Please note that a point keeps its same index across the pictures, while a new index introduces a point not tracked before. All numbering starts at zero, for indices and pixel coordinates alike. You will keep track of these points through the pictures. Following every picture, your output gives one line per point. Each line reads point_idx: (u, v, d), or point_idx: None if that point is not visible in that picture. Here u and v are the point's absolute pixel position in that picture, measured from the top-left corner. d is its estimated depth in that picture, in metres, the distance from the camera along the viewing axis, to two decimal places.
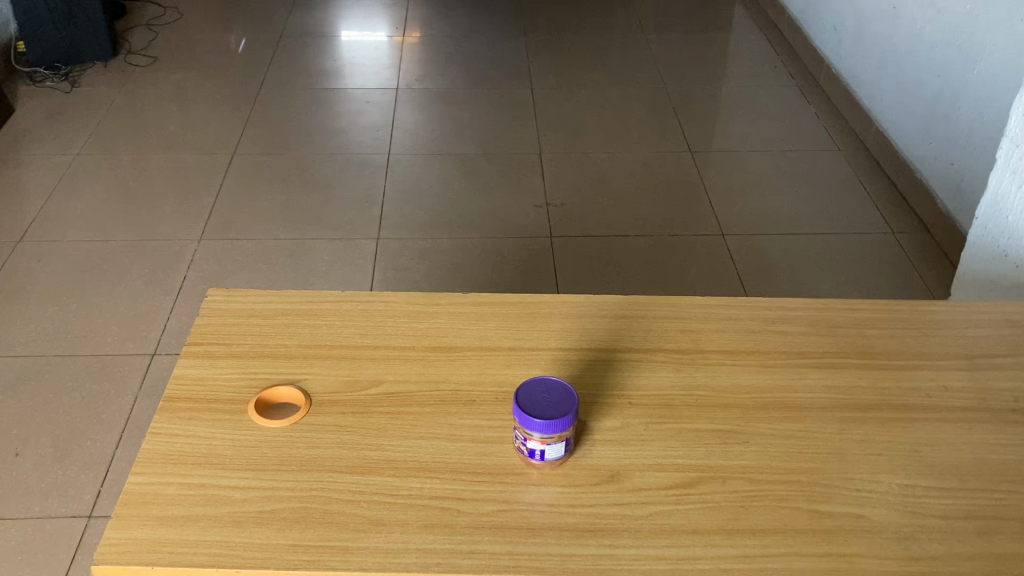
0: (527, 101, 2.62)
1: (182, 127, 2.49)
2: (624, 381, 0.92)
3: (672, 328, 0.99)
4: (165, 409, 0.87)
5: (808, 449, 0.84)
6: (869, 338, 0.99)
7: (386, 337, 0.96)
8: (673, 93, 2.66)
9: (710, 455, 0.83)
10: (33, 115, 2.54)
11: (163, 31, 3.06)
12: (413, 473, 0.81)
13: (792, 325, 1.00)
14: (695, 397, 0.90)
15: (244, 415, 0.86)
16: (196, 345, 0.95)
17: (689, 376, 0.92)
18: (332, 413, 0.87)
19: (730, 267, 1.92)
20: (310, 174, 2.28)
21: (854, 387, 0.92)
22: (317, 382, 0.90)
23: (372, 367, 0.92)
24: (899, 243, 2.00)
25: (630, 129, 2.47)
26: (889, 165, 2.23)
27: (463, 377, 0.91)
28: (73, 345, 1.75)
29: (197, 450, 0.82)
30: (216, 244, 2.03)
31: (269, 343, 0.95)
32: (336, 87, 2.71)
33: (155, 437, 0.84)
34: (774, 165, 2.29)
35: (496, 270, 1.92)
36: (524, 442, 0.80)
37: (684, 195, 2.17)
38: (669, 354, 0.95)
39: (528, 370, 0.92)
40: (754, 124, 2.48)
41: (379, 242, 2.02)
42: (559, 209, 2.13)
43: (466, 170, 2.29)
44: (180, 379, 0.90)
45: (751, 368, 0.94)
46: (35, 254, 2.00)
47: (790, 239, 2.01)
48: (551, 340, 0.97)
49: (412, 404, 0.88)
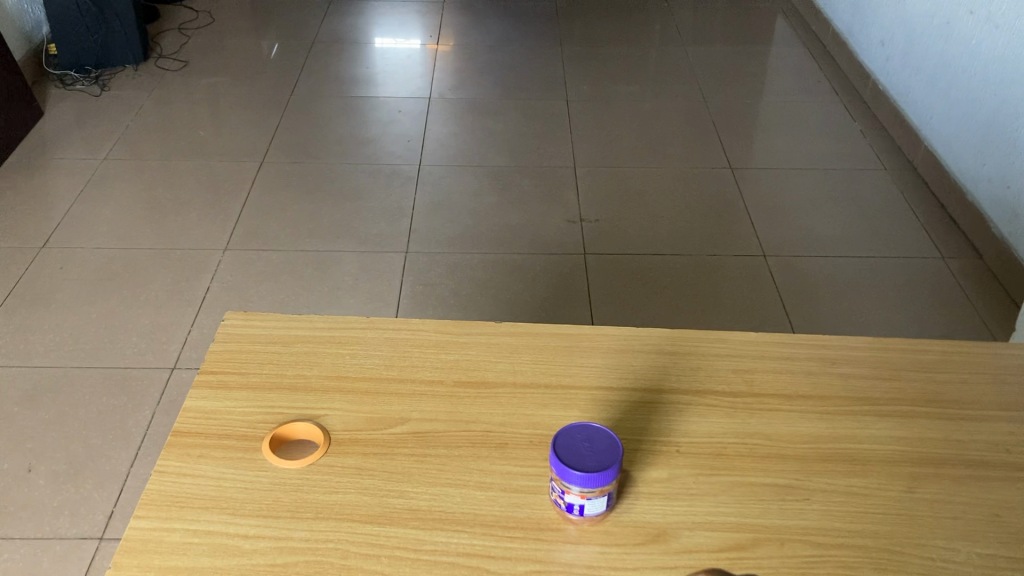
0: (562, 113, 2.55)
1: (212, 133, 2.45)
2: (671, 427, 0.84)
3: (722, 368, 0.91)
4: (173, 445, 0.80)
5: (876, 509, 0.76)
6: (938, 385, 0.90)
7: (412, 370, 0.89)
8: (713, 107, 2.57)
9: (766, 514, 0.75)
10: (63, 118, 2.51)
11: (195, 36, 3.02)
12: (438, 524, 0.74)
13: (853, 367, 0.92)
14: (749, 446, 0.82)
15: (258, 454, 0.80)
16: (210, 374, 0.88)
17: (742, 423, 0.85)
18: (352, 455, 0.80)
19: (772, 289, 1.83)
20: (339, 184, 2.23)
21: (924, 440, 0.83)
22: (338, 419, 0.83)
23: (397, 404, 0.85)
24: (949, 268, 1.90)
25: (668, 144, 2.39)
26: (938, 186, 2.13)
27: (495, 417, 0.84)
28: (91, 356, 1.70)
29: (206, 493, 0.76)
30: (241, 254, 1.98)
31: (288, 373, 0.88)
32: (368, 95, 2.66)
33: (161, 477, 0.77)
34: (818, 183, 2.20)
35: (528, 288, 1.85)
36: (561, 496, 0.73)
37: (724, 214, 2.09)
38: (720, 397, 0.87)
39: (566, 410, 0.85)
40: (797, 141, 2.40)
41: (408, 256, 1.96)
42: (593, 225, 2.05)
43: (498, 182, 2.22)
44: (192, 411, 0.84)
45: (810, 416, 0.86)
46: (57, 260, 1.96)
47: (835, 262, 1.92)
48: (590, 377, 0.89)
49: (439, 446, 0.81)
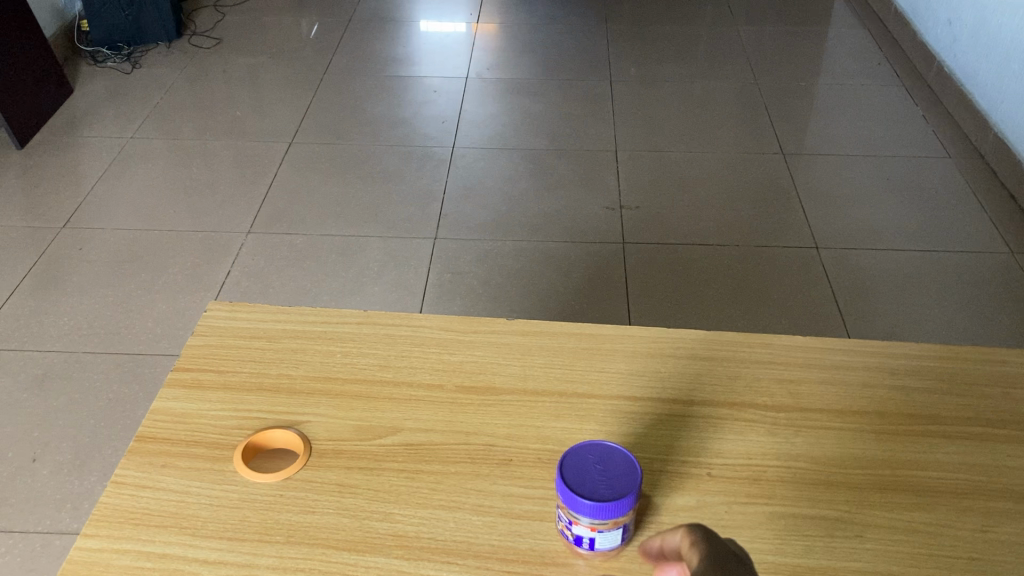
0: (605, 94, 2.43)
1: (248, 112, 2.38)
2: (700, 446, 0.73)
3: (763, 376, 0.80)
4: (135, 453, 0.71)
5: (943, 550, 0.64)
6: (1019, 405, 0.77)
7: (409, 372, 0.79)
8: (766, 90, 2.43)
9: (810, 553, 0.64)
10: (92, 96, 2.46)
11: (231, 13, 2.96)
12: (427, 554, 0.64)
13: (918, 380, 0.80)
14: (794, 471, 0.70)
15: (229, 465, 0.70)
16: (185, 372, 0.79)
17: (784, 443, 0.73)
18: (336, 468, 0.70)
19: (825, 284, 1.70)
20: (370, 166, 2.14)
21: (1000, 468, 0.71)
22: (322, 426, 0.74)
23: (389, 411, 0.75)
24: (1019, 264, 1.75)
25: (716, 128, 2.25)
26: (1009, 176, 1.97)
27: (500, 430, 0.74)
28: (105, 341, 1.63)
29: (165, 510, 0.67)
30: (266, 237, 1.90)
31: (271, 373, 0.79)
32: (405, 75, 2.56)
33: (118, 489, 0.68)
34: (877, 171, 2.05)
35: (562, 279, 1.74)
36: (569, 526, 0.62)
37: (775, 202, 1.95)
38: (760, 412, 0.76)
39: (581, 424, 0.74)
40: (854, 126, 2.24)
41: (437, 243, 1.86)
42: (634, 212, 1.93)
43: (535, 167, 2.11)
44: (160, 415, 0.75)
45: (866, 436, 0.74)
46: (76, 242, 1.89)
47: (894, 255, 1.77)
48: (611, 385, 0.78)
49: (434, 461, 0.71)
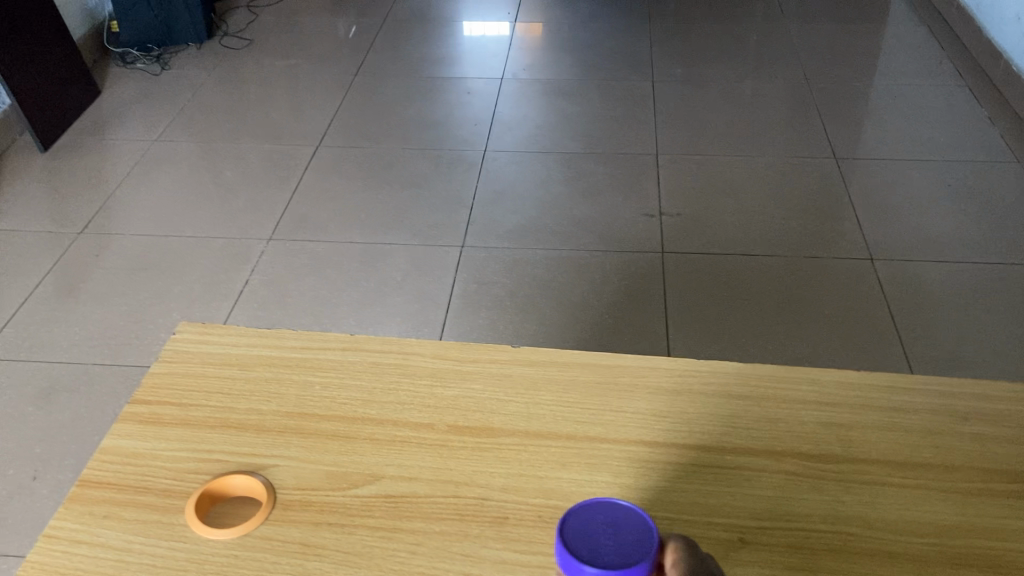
0: (645, 95, 2.31)
1: (277, 114, 2.31)
2: (731, 505, 0.61)
3: (807, 421, 0.68)
4: (76, 501, 0.62)
5: None
6: None
7: (395, 409, 0.69)
8: (817, 91, 2.29)
9: None
10: (120, 98, 2.40)
11: (264, 13, 2.90)
12: None
13: (995, 428, 0.67)
14: (844, 539, 0.59)
15: (179, 518, 0.61)
16: (144, 406, 0.70)
17: (833, 502, 0.61)
18: (302, 523, 0.60)
19: (881, 299, 1.56)
20: (397, 170, 2.05)
21: None
22: (290, 472, 0.64)
23: (370, 455, 0.65)
24: None
25: (763, 131, 2.12)
26: None
27: (495, 480, 0.63)
28: (116, 353, 1.55)
29: (100, 571, 0.57)
30: (287, 244, 1.82)
31: (239, 408, 0.69)
32: (441, 76, 2.47)
33: (51, 545, 0.59)
34: (938, 176, 1.91)
35: (595, 291, 1.63)
36: None
37: (826, 210, 1.82)
38: (803, 463, 0.64)
39: (591, 475, 0.63)
40: (912, 128, 2.09)
41: (463, 251, 1.76)
42: (675, 219, 1.82)
43: (570, 171, 2.00)
44: (110, 457, 0.65)
45: (931, 496, 0.62)
46: (93, 248, 1.83)
47: (958, 267, 1.63)
48: (628, 428, 0.67)
49: (417, 518, 0.60)
